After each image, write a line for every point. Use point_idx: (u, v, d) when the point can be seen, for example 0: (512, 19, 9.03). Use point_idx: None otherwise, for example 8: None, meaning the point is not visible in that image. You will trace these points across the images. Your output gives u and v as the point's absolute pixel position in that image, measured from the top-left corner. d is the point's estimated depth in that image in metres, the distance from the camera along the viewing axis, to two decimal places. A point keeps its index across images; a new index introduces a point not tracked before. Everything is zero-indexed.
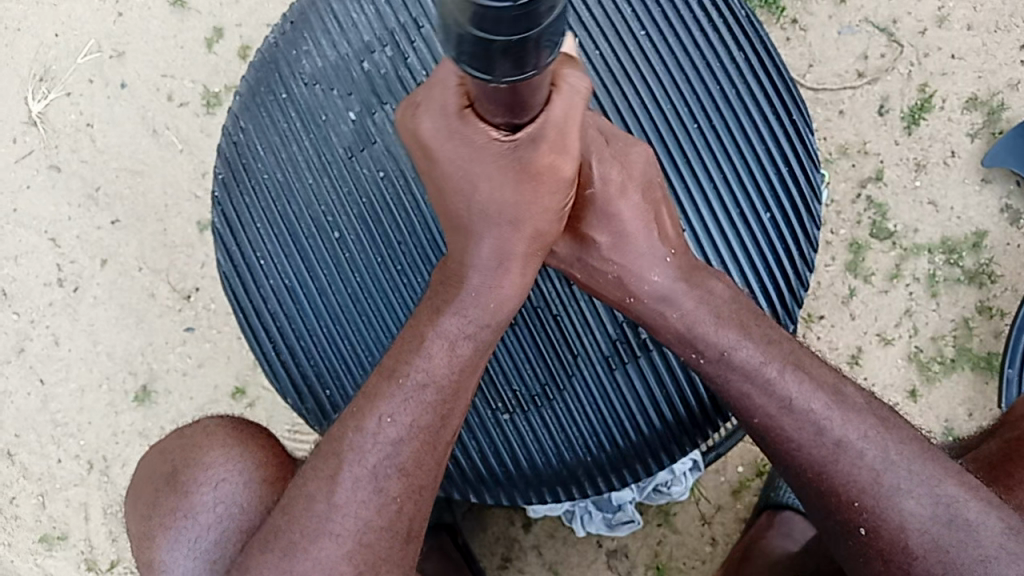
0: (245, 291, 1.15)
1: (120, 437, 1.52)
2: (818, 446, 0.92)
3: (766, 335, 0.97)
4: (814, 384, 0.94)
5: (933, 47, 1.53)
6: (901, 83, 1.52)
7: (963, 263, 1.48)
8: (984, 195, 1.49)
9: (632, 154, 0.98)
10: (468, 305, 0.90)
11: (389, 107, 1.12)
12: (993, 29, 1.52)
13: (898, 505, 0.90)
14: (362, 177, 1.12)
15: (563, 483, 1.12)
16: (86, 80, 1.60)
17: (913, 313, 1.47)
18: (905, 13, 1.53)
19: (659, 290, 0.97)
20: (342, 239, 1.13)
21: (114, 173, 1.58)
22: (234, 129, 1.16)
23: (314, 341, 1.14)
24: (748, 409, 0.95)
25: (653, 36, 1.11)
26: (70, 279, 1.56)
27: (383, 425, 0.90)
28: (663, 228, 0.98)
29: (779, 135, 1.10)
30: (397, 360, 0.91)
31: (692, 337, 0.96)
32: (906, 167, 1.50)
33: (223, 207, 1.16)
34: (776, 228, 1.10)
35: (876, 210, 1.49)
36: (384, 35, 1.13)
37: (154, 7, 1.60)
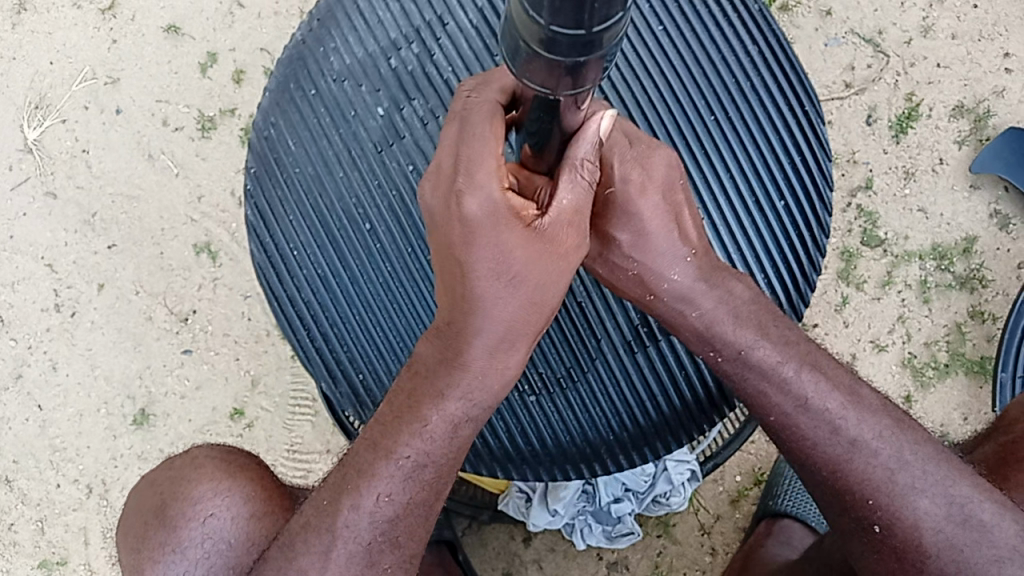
0: (278, 281, 1.14)
1: (119, 461, 1.53)
2: (833, 444, 0.95)
3: (785, 334, 0.97)
4: (830, 384, 0.96)
5: (919, 57, 1.55)
6: (888, 92, 1.54)
7: (954, 269, 1.49)
8: (972, 201, 1.50)
9: (655, 156, 0.91)
10: (475, 388, 0.87)
11: (417, 103, 1.11)
12: (977, 38, 1.55)
13: (914, 503, 0.94)
14: (393, 170, 1.11)
15: (597, 466, 1.10)
16: (82, 107, 1.61)
17: (906, 319, 1.48)
18: (891, 24, 1.56)
19: (678, 289, 0.94)
20: (373, 231, 1.11)
21: (110, 198, 1.59)
22: (266, 125, 1.16)
23: (349, 331, 1.13)
24: (764, 407, 0.96)
25: (669, 29, 1.11)
26: (67, 304, 1.57)
27: (381, 504, 0.92)
28: (684, 230, 0.94)
29: (794, 127, 1.11)
30: (390, 435, 0.90)
31: (711, 336, 0.96)
32: (895, 175, 1.52)
33: (257, 200, 1.15)
34: (795, 218, 1.10)
35: (866, 218, 1.51)
36: (410, 32, 1.13)
37: (148, 33, 1.62)
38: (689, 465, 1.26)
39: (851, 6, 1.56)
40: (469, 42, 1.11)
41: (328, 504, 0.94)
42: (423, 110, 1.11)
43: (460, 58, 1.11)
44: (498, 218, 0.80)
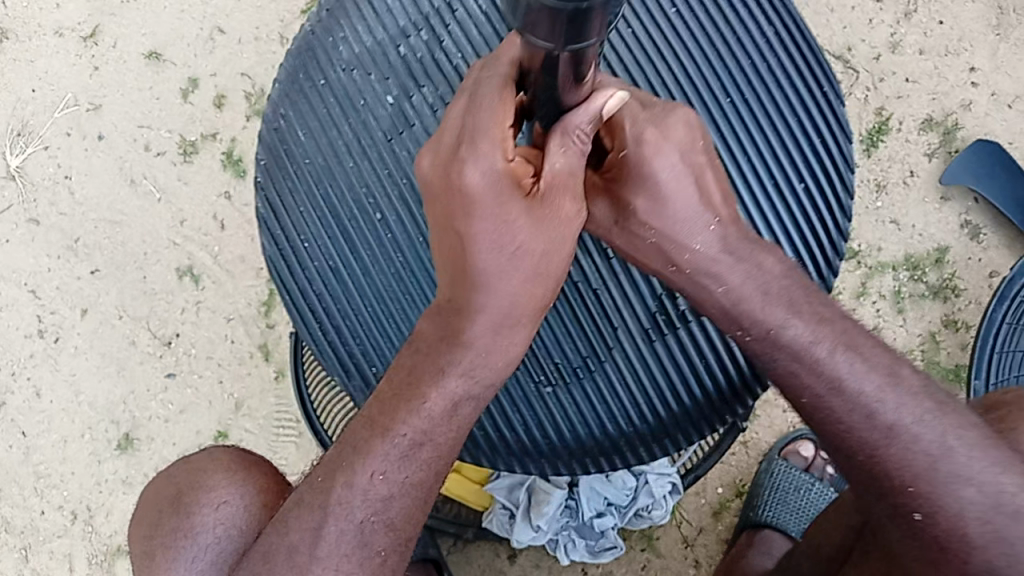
0: (288, 273, 1.13)
1: (104, 486, 1.52)
2: (866, 428, 0.87)
3: (817, 311, 0.89)
4: (867, 366, 0.87)
5: (888, 72, 1.58)
6: (859, 107, 1.57)
7: (927, 279, 1.52)
8: (944, 212, 1.53)
9: (673, 116, 0.85)
10: (478, 365, 0.83)
11: (427, 90, 1.11)
12: (944, 53, 1.59)
13: (953, 491, 0.85)
14: (403, 157, 1.10)
15: (613, 455, 1.07)
16: (64, 133, 1.62)
17: (881, 329, 1.51)
18: (860, 40, 1.59)
19: (700, 258, 0.88)
20: (385, 219, 1.11)
21: (93, 223, 1.60)
22: (274, 116, 1.15)
23: (361, 322, 1.11)
24: (795, 388, 0.89)
25: (684, 12, 1.09)
26: (50, 330, 1.57)
27: (376, 482, 0.88)
28: (707, 194, 0.87)
29: (812, 108, 1.08)
30: (387, 414, 0.86)
31: (738, 314, 0.89)
32: (867, 188, 1.55)
33: (267, 193, 1.15)
34: (815, 201, 1.07)
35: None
36: (420, 20, 1.12)
37: (130, 59, 1.64)
38: (671, 478, 1.27)
39: (821, 23, 1.59)
40: (478, 28, 1.11)
41: (321, 483, 0.90)
42: (433, 97, 1.10)
43: (470, 44, 1.11)
44: (499, 190, 0.77)
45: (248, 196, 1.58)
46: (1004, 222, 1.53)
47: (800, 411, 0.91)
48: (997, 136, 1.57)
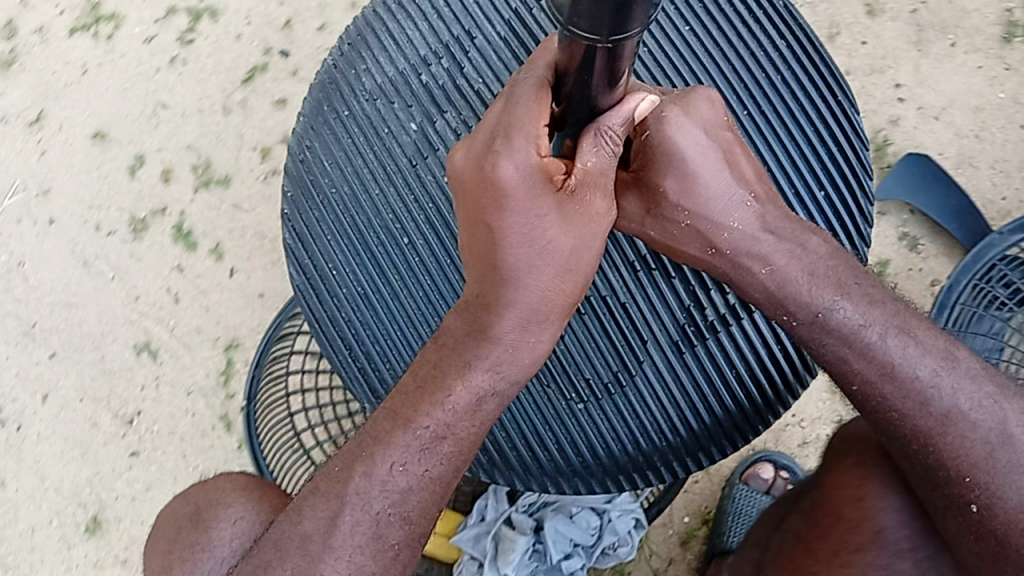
0: (318, 301, 1.13)
1: (74, 572, 1.51)
2: (923, 416, 0.89)
3: (870, 293, 0.92)
4: (920, 349, 0.90)
5: None
6: None
7: None
8: (881, 226, 1.58)
9: (693, 97, 0.94)
10: (504, 360, 0.82)
11: (449, 115, 1.13)
12: (869, 72, 1.65)
13: (1013, 482, 0.87)
14: (429, 182, 1.13)
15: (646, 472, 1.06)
16: (14, 221, 1.64)
17: None
18: None
19: (743, 237, 0.93)
20: (412, 242, 1.12)
21: (49, 307, 1.60)
22: (300, 149, 1.17)
23: (388, 344, 1.11)
24: (845, 376, 0.91)
25: (696, 30, 1.10)
26: (12, 419, 1.57)
27: (397, 474, 0.84)
28: (739, 168, 0.95)
29: (829, 118, 1.08)
30: (411, 404, 0.84)
31: (784, 297, 0.92)
32: None
33: (294, 223, 1.16)
34: (837, 210, 1.06)
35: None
36: (439, 48, 1.15)
37: (76, 142, 1.65)
38: (634, 513, 1.31)
39: None
40: (499, 53, 1.13)
41: (339, 471, 0.86)
42: (456, 121, 1.13)
43: (489, 68, 1.13)
44: (532, 184, 0.80)
45: (200, 267, 1.58)
46: (942, 233, 1.57)
47: (852, 401, 0.92)
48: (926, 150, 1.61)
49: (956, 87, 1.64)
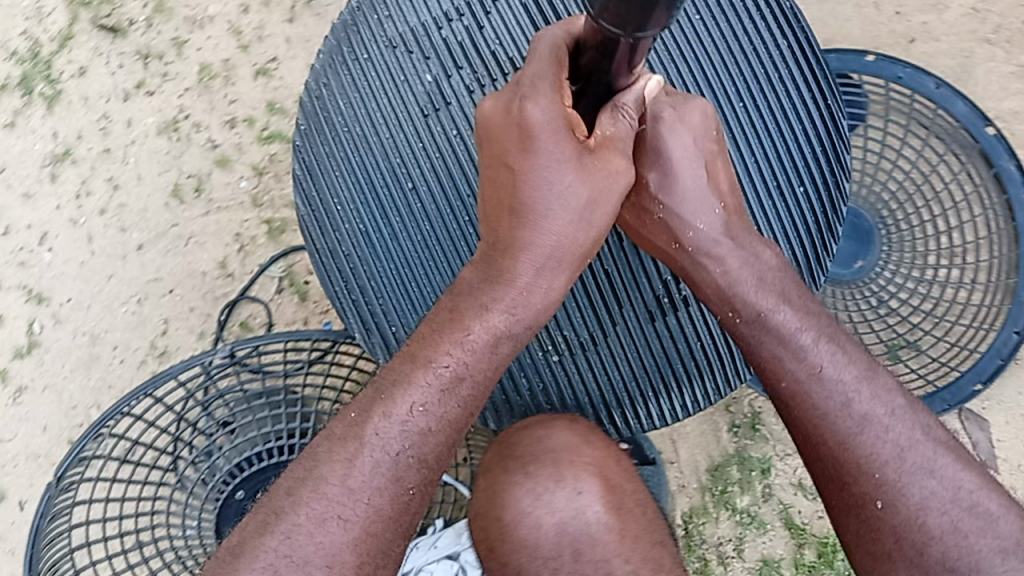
0: (321, 235, 1.16)
1: None
2: (843, 416, 0.90)
3: (807, 305, 0.94)
4: (848, 358, 0.92)
5: None
6: None
7: None
8: None
9: (691, 103, 0.95)
10: (519, 304, 0.85)
11: (465, 72, 1.13)
12: None
13: (917, 482, 0.88)
14: (439, 134, 1.13)
15: (634, 399, 1.10)
16: None
17: None
18: None
19: (704, 238, 0.95)
20: (416, 188, 1.14)
21: None
22: (317, 87, 1.17)
23: (384, 280, 1.15)
24: (777, 374, 0.92)
25: (705, 20, 1.12)
26: None
27: (416, 415, 0.86)
28: (715, 176, 0.96)
29: (813, 122, 1.12)
30: (428, 345, 0.87)
31: (731, 297, 0.94)
32: None
33: (304, 156, 1.17)
34: (811, 205, 1.12)
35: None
36: (461, 6, 1.15)
37: None
38: None
39: None
40: (519, 19, 1.13)
41: (358, 415, 0.87)
42: (471, 81, 1.13)
43: (507, 33, 1.13)
44: (557, 128, 0.82)
45: None
46: None
47: (776, 397, 0.93)
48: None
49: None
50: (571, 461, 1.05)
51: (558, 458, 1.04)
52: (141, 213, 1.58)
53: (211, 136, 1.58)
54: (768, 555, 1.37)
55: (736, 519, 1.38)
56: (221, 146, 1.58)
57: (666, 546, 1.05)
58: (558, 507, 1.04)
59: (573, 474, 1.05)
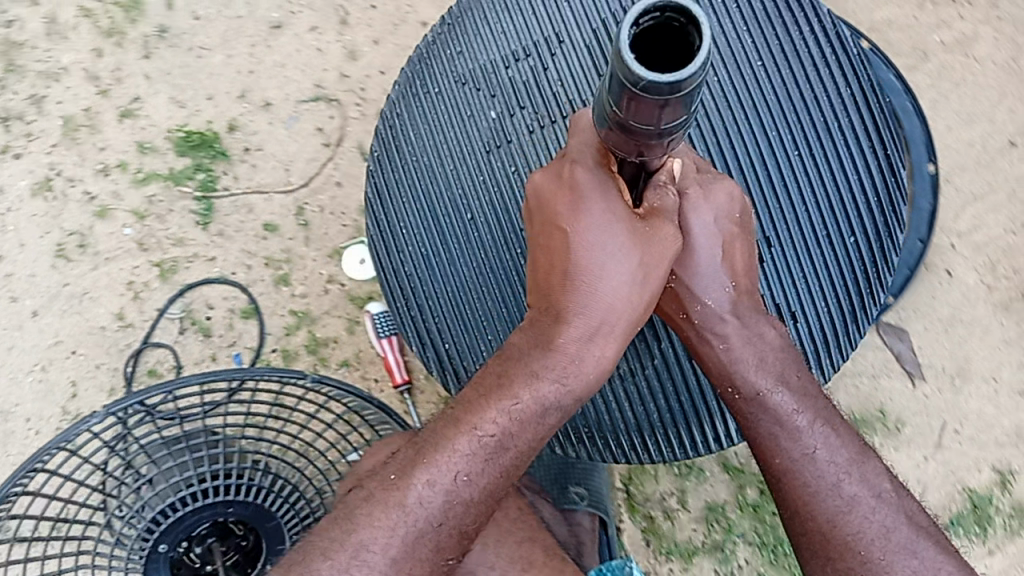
0: (385, 256, 1.15)
1: None
2: (832, 495, 0.85)
3: (805, 387, 0.89)
4: (842, 442, 0.87)
5: (364, 77, 1.52)
6: (339, 121, 1.51)
7: None
8: None
9: (717, 182, 0.90)
10: (571, 373, 0.80)
11: (528, 111, 1.13)
12: (397, 21, 1.55)
13: (899, 562, 0.83)
14: (498, 170, 1.13)
15: (675, 433, 1.07)
16: None
17: None
18: (322, 70, 1.53)
19: (711, 314, 0.88)
20: (475, 220, 1.13)
21: None
22: (391, 113, 1.18)
23: (446, 304, 1.12)
24: (770, 451, 0.87)
25: (768, 67, 1.10)
26: None
27: (459, 485, 0.83)
28: (733, 256, 0.89)
29: (869, 174, 1.09)
30: (473, 410, 0.83)
31: (730, 373, 0.88)
32: (240, 210, 1.49)
33: (375, 179, 1.17)
34: (864, 258, 1.08)
35: (303, 320, 1.43)
36: (529, 46, 1.16)
37: None
38: None
39: (276, 75, 1.54)
40: (583, 61, 1.14)
41: (398, 477, 0.84)
42: (533, 120, 1.13)
43: (571, 75, 1.14)
44: (607, 189, 0.81)
45: None
46: None
47: (768, 472, 0.88)
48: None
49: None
50: None
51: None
52: (30, 279, 1.50)
53: (86, 188, 1.53)
54: (712, 501, 1.33)
55: (675, 472, 1.34)
56: (99, 197, 1.52)
57: (536, 542, 1.01)
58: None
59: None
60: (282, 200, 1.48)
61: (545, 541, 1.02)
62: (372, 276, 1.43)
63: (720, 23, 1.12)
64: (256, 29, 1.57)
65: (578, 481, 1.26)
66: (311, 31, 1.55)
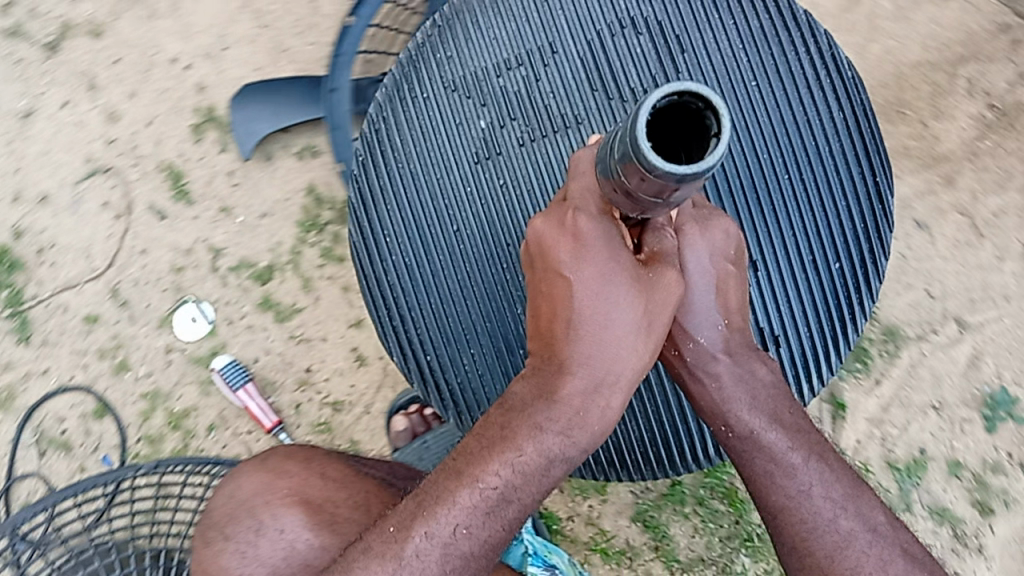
0: (365, 263, 1.05)
1: None
2: (829, 531, 0.74)
3: (798, 421, 0.79)
4: (840, 476, 0.76)
5: (133, 135, 1.41)
6: (125, 189, 1.40)
7: (326, 218, 1.37)
8: (272, 176, 1.38)
9: (714, 218, 0.78)
10: (576, 424, 0.70)
11: (518, 124, 1.05)
12: (144, 65, 1.42)
13: None
14: (488, 184, 1.04)
15: (657, 453, 1.01)
16: None
17: (348, 284, 1.36)
18: (87, 143, 1.42)
19: (702, 355, 0.79)
20: (462, 232, 1.04)
21: None
22: (377, 115, 1.07)
23: (437, 317, 1.03)
24: (763, 489, 0.77)
25: (763, 89, 1.04)
26: None
27: (459, 539, 0.71)
28: (726, 296, 0.79)
29: (857, 200, 1.03)
30: (475, 459, 0.72)
31: (722, 410, 0.79)
32: (57, 313, 1.39)
33: (359, 181, 1.06)
34: (850, 285, 1.02)
35: (156, 400, 1.37)
36: (522, 54, 1.07)
37: None
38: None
39: (44, 163, 1.42)
40: (576, 73, 1.05)
41: (395, 531, 0.73)
42: (524, 133, 1.05)
43: (564, 86, 1.05)
44: (611, 238, 0.71)
45: None
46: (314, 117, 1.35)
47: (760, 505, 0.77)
48: (244, 79, 1.39)
49: (214, 9, 1.42)
50: (268, 500, 0.92)
51: (253, 504, 0.92)
52: None
53: None
54: None
55: None
56: None
57: None
58: (266, 554, 0.90)
59: (270, 514, 0.92)
60: (94, 288, 1.39)
61: None
62: (209, 331, 1.37)
63: (711, 44, 1.05)
64: (7, 125, 1.44)
65: None
66: (63, 107, 1.43)
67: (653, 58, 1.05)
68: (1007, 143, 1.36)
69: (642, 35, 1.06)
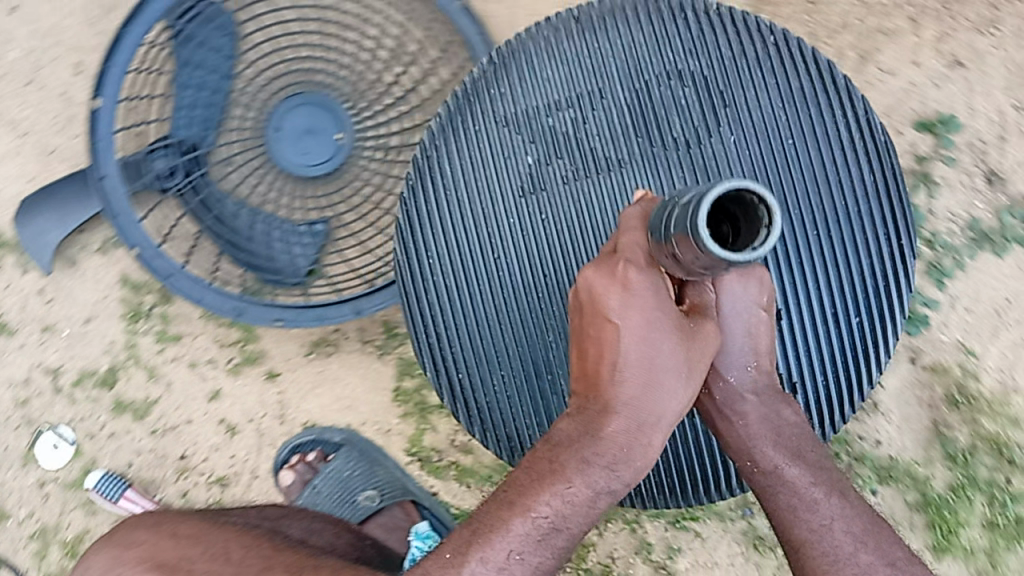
0: (405, 281, 1.01)
1: None
2: (850, 565, 0.75)
3: (821, 460, 0.82)
4: (858, 514, 0.78)
5: None
6: None
7: (150, 305, 1.33)
8: (84, 280, 1.33)
9: (757, 272, 0.79)
10: (622, 459, 0.69)
11: (563, 164, 1.00)
12: None
13: None
14: (529, 219, 1.00)
15: (672, 482, 0.98)
16: None
17: (195, 360, 1.33)
18: None
19: (731, 395, 0.82)
20: (502, 262, 1.00)
21: None
22: (432, 141, 1.02)
23: (478, 340, 1.00)
24: (788, 526, 0.79)
25: (799, 148, 0.98)
26: None
27: (512, 565, 0.69)
28: (761, 343, 0.81)
29: (879, 257, 0.97)
30: (525, 489, 0.70)
31: (750, 446, 0.82)
32: None
33: (406, 203, 1.01)
34: (868, 340, 0.97)
35: (45, 537, 1.32)
36: (574, 96, 1.01)
37: None
38: None
39: None
40: (627, 121, 1.00)
41: (451, 556, 0.70)
42: (570, 173, 1.00)
43: (612, 133, 1.00)
44: (662, 293, 0.70)
45: None
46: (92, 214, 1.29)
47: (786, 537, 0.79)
48: (22, 193, 1.34)
49: None
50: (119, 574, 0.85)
51: None
52: None
53: None
54: None
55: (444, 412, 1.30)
56: None
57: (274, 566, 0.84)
58: None
59: None
60: None
61: (283, 561, 0.85)
62: (74, 452, 1.33)
63: (753, 101, 0.98)
64: None
65: (366, 486, 1.25)
66: None
67: (697, 111, 0.99)
68: (782, 11, 1.32)
69: (689, 87, 1.00)
